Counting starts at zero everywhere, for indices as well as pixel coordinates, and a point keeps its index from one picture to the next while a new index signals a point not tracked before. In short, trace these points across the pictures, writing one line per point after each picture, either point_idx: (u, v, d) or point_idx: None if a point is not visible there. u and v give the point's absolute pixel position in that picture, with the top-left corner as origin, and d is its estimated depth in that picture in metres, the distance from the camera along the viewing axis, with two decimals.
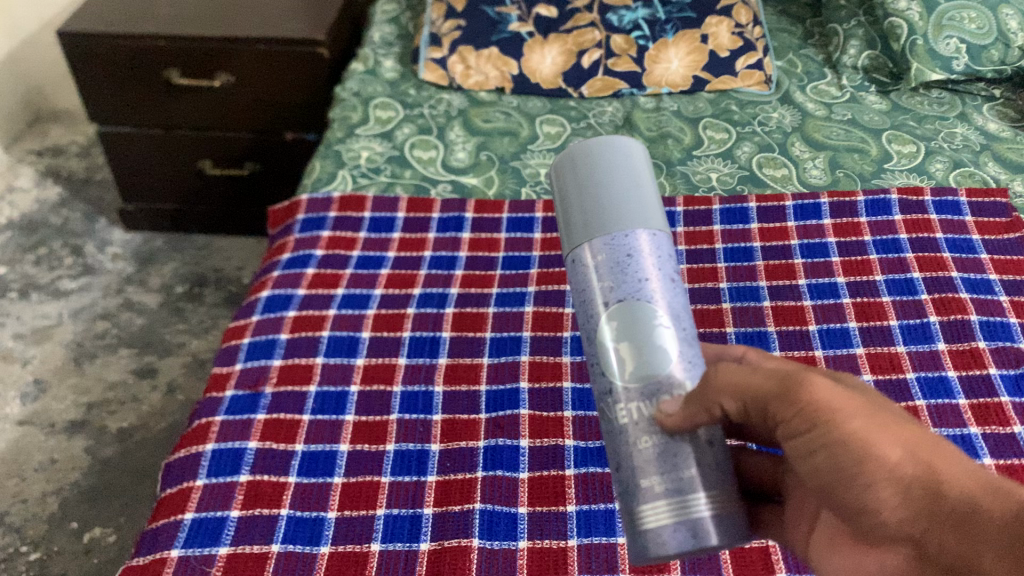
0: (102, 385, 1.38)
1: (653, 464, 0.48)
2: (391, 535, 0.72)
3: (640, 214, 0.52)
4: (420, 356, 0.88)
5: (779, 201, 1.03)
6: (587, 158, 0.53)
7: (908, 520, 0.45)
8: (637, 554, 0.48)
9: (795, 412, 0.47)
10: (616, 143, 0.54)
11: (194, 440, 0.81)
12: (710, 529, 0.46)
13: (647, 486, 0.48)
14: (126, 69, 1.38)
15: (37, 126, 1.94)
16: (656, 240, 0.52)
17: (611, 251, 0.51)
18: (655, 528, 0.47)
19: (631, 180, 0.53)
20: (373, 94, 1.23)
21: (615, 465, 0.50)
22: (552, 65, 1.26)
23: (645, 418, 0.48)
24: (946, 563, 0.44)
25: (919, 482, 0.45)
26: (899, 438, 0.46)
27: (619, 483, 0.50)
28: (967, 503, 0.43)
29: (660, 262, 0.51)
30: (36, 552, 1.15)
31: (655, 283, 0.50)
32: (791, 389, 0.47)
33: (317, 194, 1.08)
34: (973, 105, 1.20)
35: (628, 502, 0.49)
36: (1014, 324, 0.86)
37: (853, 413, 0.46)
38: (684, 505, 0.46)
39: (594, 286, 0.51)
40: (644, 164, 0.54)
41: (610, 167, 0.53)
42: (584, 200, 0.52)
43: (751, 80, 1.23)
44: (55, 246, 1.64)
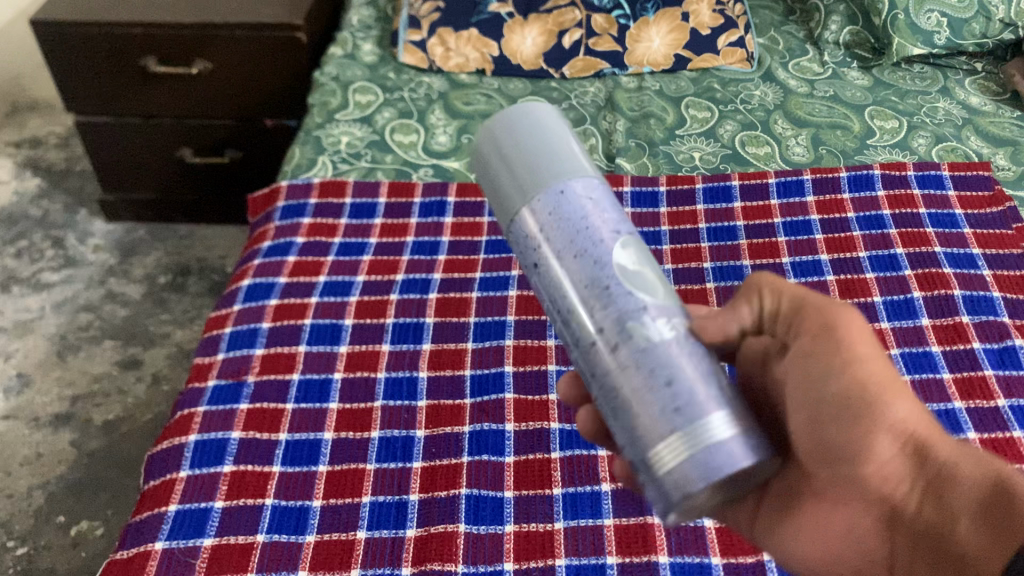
0: (87, 377, 1.37)
1: (679, 390, 0.44)
2: (377, 523, 0.72)
3: (577, 164, 0.51)
4: (404, 342, 0.87)
5: (762, 178, 1.02)
6: (507, 127, 0.52)
7: (893, 479, 0.52)
8: (672, 500, 0.44)
9: (820, 330, 0.51)
10: (523, 105, 0.53)
11: (176, 432, 0.80)
12: (743, 448, 0.44)
13: (674, 416, 0.44)
14: (103, 58, 1.36)
15: (15, 117, 1.92)
16: (591, 184, 0.50)
17: (576, 198, 0.49)
18: (692, 456, 0.43)
19: (556, 135, 0.52)
20: (352, 77, 1.22)
21: (625, 412, 0.46)
22: (532, 46, 1.25)
23: (630, 359, 0.46)
24: (918, 524, 0.51)
25: (914, 444, 0.51)
26: (906, 396, 0.51)
27: (635, 431, 0.45)
28: (948, 471, 0.51)
29: (599, 204, 0.50)
30: (24, 546, 1.14)
31: (625, 225, 0.50)
32: (827, 309, 0.52)
33: (297, 180, 1.07)
34: (956, 79, 1.19)
35: (653, 443, 0.44)
36: (997, 297, 0.86)
37: (874, 354, 0.51)
38: (693, 435, 0.43)
39: (567, 235, 0.48)
40: (558, 119, 0.53)
41: (535, 128, 0.52)
42: (521, 165, 0.51)
43: (733, 57, 1.23)
44: (36, 238, 1.62)
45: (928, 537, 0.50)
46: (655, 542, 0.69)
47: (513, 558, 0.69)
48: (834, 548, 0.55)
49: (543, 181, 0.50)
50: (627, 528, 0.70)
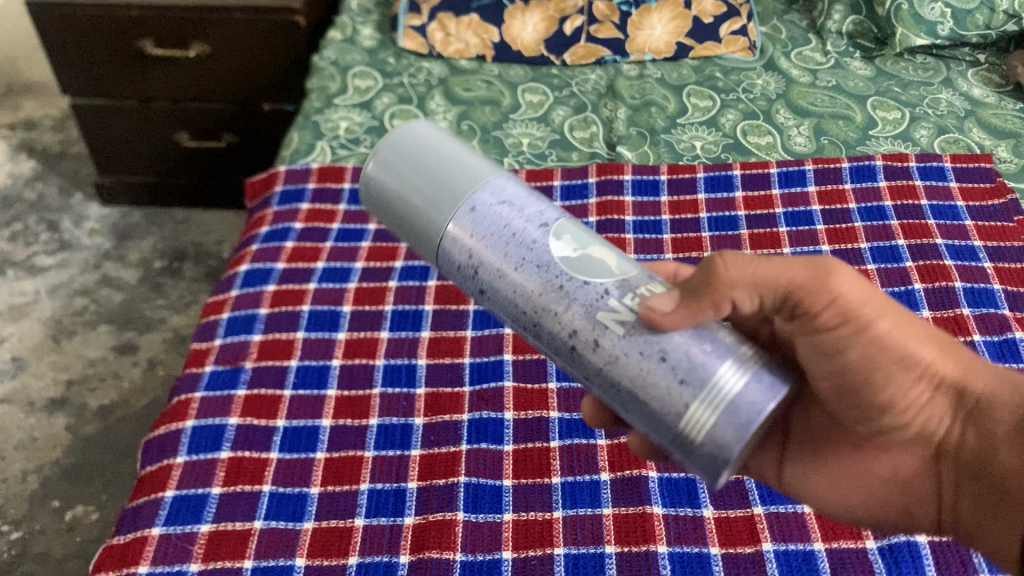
0: (82, 362, 1.36)
1: (674, 362, 0.44)
2: (375, 510, 0.72)
3: (475, 171, 0.51)
4: (403, 329, 0.87)
5: (764, 168, 1.02)
6: (397, 161, 0.53)
7: (930, 418, 0.52)
8: (723, 460, 0.43)
9: (826, 305, 0.48)
10: (404, 134, 0.54)
11: (173, 418, 0.79)
12: (758, 387, 0.43)
13: (682, 387, 0.44)
14: (98, 40, 1.34)
15: (10, 99, 1.90)
16: (490, 189, 0.50)
17: (486, 209, 0.50)
18: (713, 419, 0.43)
19: (444, 151, 0.52)
20: (351, 62, 1.21)
21: (636, 405, 0.45)
22: (533, 32, 1.24)
23: (612, 358, 0.45)
24: (965, 456, 0.51)
25: (949, 381, 0.51)
26: (927, 338, 0.51)
27: (654, 418, 0.45)
28: (988, 400, 0.50)
29: (504, 209, 0.49)
30: (18, 531, 1.14)
31: (548, 212, 0.50)
32: (821, 278, 0.48)
33: (296, 165, 1.06)
34: (958, 70, 1.19)
35: (673, 422, 0.44)
36: (998, 290, 0.86)
37: (883, 310, 0.49)
38: (704, 403, 0.43)
39: (495, 249, 0.49)
40: (441, 134, 0.54)
41: (425, 150, 0.53)
42: (423, 192, 0.51)
43: (735, 46, 1.22)
44: (31, 222, 1.61)
45: (971, 467, 0.51)
46: (654, 531, 0.69)
47: (511, 547, 0.69)
48: (884, 491, 0.56)
49: (444, 201, 0.51)
50: (626, 517, 0.70)
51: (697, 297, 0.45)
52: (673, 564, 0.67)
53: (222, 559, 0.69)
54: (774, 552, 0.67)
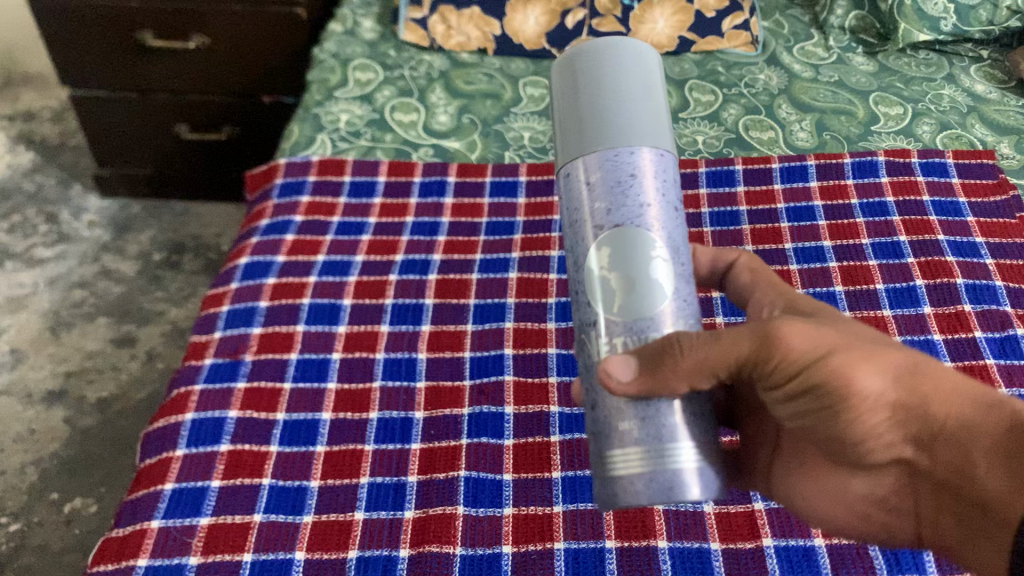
0: (81, 354, 1.36)
1: (617, 411, 0.46)
2: (374, 504, 0.72)
3: (647, 132, 0.50)
4: (404, 323, 0.87)
5: (766, 163, 1.01)
6: (605, 61, 0.51)
7: (897, 441, 0.51)
8: (604, 503, 0.47)
9: (775, 367, 0.48)
10: (631, 50, 0.51)
11: (173, 410, 0.79)
12: (691, 482, 0.44)
13: (630, 432, 0.46)
14: (98, 32, 1.33)
15: (8, 90, 1.89)
16: (608, 161, 0.49)
17: (615, 168, 0.49)
18: (634, 472, 0.45)
19: (642, 92, 0.50)
20: (351, 55, 1.20)
21: (596, 412, 0.48)
22: (535, 26, 1.23)
23: (587, 372, 0.49)
24: (941, 474, 0.50)
25: (909, 409, 0.49)
26: (882, 366, 0.48)
27: (589, 437, 0.49)
28: (957, 426, 0.48)
29: (597, 189, 0.49)
30: (17, 523, 1.14)
31: (654, 210, 0.49)
32: (766, 346, 0.47)
33: (296, 158, 1.05)
34: (961, 66, 1.18)
35: (594, 450, 0.48)
36: (999, 287, 0.86)
37: (830, 353, 0.47)
38: (616, 458, 0.46)
39: (580, 208, 0.50)
40: (646, 72, 0.51)
41: (630, 75, 0.50)
42: (591, 106, 0.50)
43: (737, 41, 1.21)
44: (30, 213, 1.60)
45: (949, 485, 0.49)
46: (654, 526, 0.69)
47: (511, 541, 0.68)
48: (863, 509, 0.56)
49: (597, 127, 0.50)
50: (626, 512, 0.70)
51: (653, 366, 0.44)
52: (672, 560, 0.66)
53: (222, 552, 0.68)
54: (774, 548, 0.67)
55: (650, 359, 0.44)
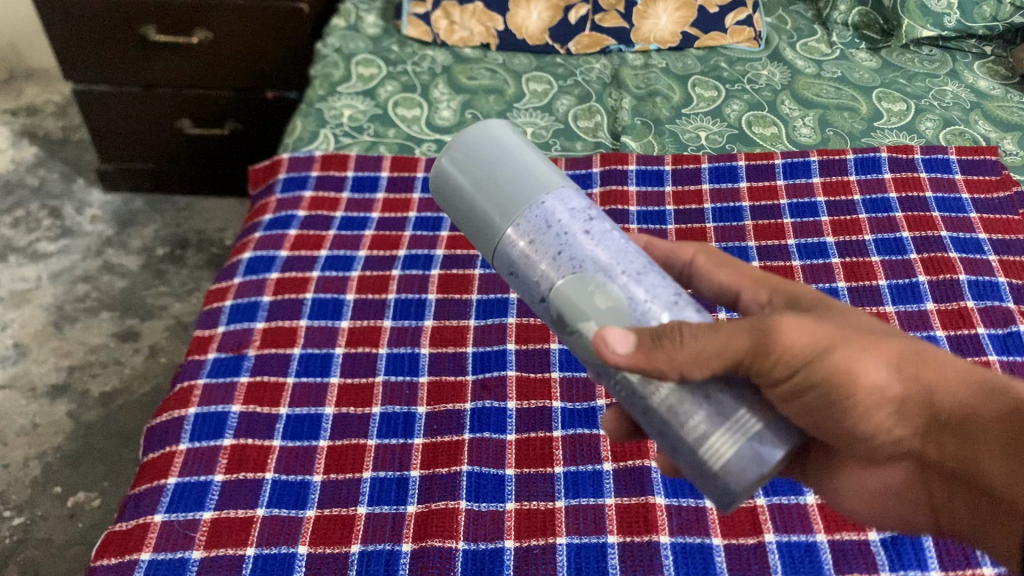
0: (84, 348, 1.36)
1: (682, 412, 0.45)
2: (378, 498, 0.72)
3: (536, 184, 0.50)
4: (406, 318, 0.87)
5: (769, 158, 1.01)
6: (466, 155, 0.52)
7: (906, 436, 0.49)
8: (726, 501, 0.44)
9: (775, 364, 0.43)
10: (478, 131, 0.53)
11: (176, 405, 0.79)
12: (771, 437, 0.44)
13: (701, 423, 0.44)
14: (101, 27, 1.33)
15: (12, 84, 1.89)
16: (525, 222, 0.49)
17: (528, 233, 0.49)
18: (731, 453, 0.43)
19: (518, 153, 0.52)
20: (354, 50, 1.20)
21: (659, 423, 0.46)
22: (538, 21, 1.23)
23: (631, 399, 0.47)
24: (951, 466, 0.48)
25: (913, 399, 0.47)
26: (883, 357, 0.47)
27: (671, 452, 0.47)
28: (961, 412, 0.46)
29: (533, 252, 0.49)
30: (20, 516, 1.14)
31: (581, 240, 0.48)
32: (764, 339, 0.44)
33: (299, 153, 1.06)
34: (964, 62, 1.18)
35: (684, 461, 0.46)
36: (1003, 283, 0.86)
37: (832, 347, 0.46)
38: (710, 450, 0.44)
39: (531, 280, 0.49)
40: (510, 137, 0.53)
41: (494, 151, 0.52)
42: (484, 199, 0.51)
43: (740, 36, 1.21)
44: (33, 208, 1.61)
45: (958, 476, 0.47)
46: (656, 521, 0.69)
47: (514, 536, 0.69)
48: (878, 505, 0.54)
49: (504, 200, 0.50)
50: (628, 508, 0.70)
51: (654, 343, 0.43)
52: (674, 554, 0.67)
53: (225, 546, 0.69)
54: (776, 544, 0.67)
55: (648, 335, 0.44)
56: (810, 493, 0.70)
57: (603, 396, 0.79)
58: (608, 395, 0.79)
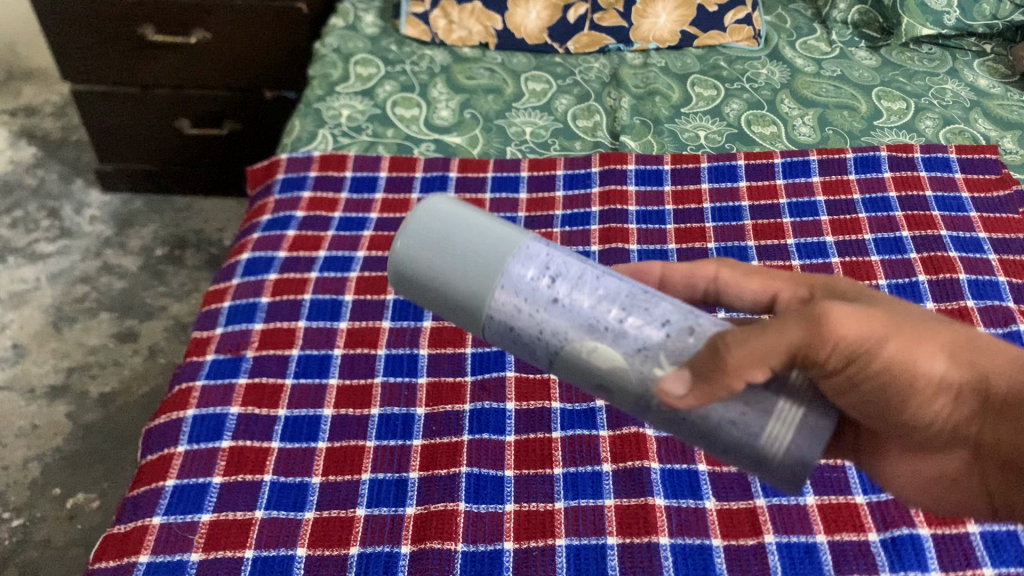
0: (83, 349, 1.36)
1: (731, 419, 0.46)
2: (376, 501, 0.72)
3: (493, 263, 0.48)
4: (405, 319, 0.87)
5: (768, 158, 1.01)
6: (412, 251, 0.49)
7: (960, 421, 0.46)
8: (796, 479, 0.47)
9: (830, 352, 0.43)
10: (418, 217, 0.50)
11: (174, 407, 0.79)
12: (817, 419, 0.46)
13: (751, 421, 0.46)
14: (98, 26, 1.33)
15: (10, 85, 1.89)
16: (508, 292, 0.47)
17: (505, 319, 0.48)
18: (791, 437, 0.45)
19: (466, 224, 0.49)
20: (353, 49, 1.20)
21: (705, 432, 0.47)
22: (537, 20, 1.23)
23: (670, 421, 0.48)
24: (1006, 454, 0.45)
25: (968, 383, 0.45)
26: (936, 345, 0.45)
27: (723, 455, 0.48)
28: (1015, 393, 0.44)
29: (529, 317, 0.47)
30: (19, 518, 1.14)
31: (556, 307, 0.47)
32: (818, 328, 0.42)
33: (297, 153, 1.05)
34: (964, 61, 1.18)
35: (741, 458, 0.48)
36: (1003, 282, 0.86)
37: (886, 339, 0.44)
38: (772, 440, 0.46)
39: (535, 343, 0.48)
40: (450, 209, 0.50)
41: (439, 238, 0.49)
42: (456, 281, 0.48)
43: (740, 35, 1.21)
44: (31, 208, 1.60)
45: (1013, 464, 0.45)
46: (656, 522, 0.69)
47: (513, 537, 0.69)
48: (935, 495, 0.50)
49: (476, 278, 0.48)
50: (627, 509, 0.70)
51: (708, 378, 0.43)
52: (674, 556, 0.66)
53: (224, 548, 0.68)
54: (777, 544, 0.67)
55: (699, 371, 0.44)
56: (810, 493, 0.70)
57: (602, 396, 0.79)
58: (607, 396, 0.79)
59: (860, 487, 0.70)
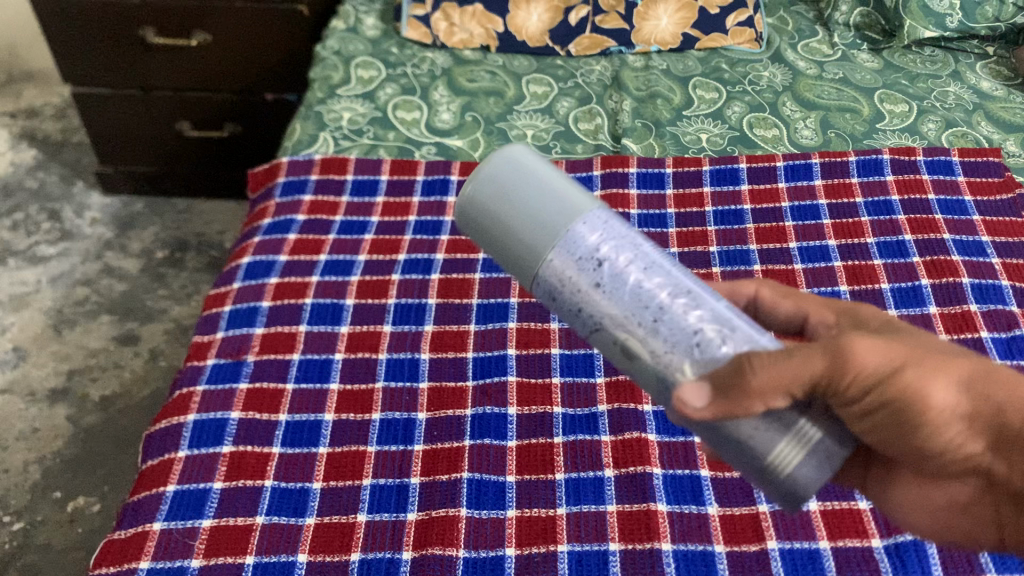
0: (83, 352, 1.36)
1: (745, 431, 0.45)
2: (377, 506, 0.71)
3: (547, 231, 0.48)
4: (406, 323, 0.86)
5: (770, 161, 1.01)
6: (477, 195, 0.50)
7: (973, 453, 0.47)
8: (797, 500, 0.46)
9: (849, 384, 0.43)
10: (496, 159, 0.50)
11: (175, 411, 0.79)
12: (832, 444, 0.45)
13: (762, 438, 0.45)
14: (100, 29, 1.33)
15: (11, 87, 1.89)
16: (561, 258, 0.48)
17: (549, 287, 0.49)
18: (800, 461, 0.45)
19: (539, 178, 0.49)
20: (354, 52, 1.20)
21: (717, 439, 0.47)
22: (538, 23, 1.22)
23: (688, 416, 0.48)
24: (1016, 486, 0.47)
25: (983, 416, 0.46)
26: (950, 376, 0.45)
27: (731, 462, 0.48)
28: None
29: (575, 289, 0.48)
30: (19, 522, 1.14)
31: (597, 292, 0.47)
32: (841, 361, 0.43)
33: (298, 157, 1.05)
34: (966, 63, 1.17)
35: (746, 469, 0.47)
36: (1006, 287, 0.85)
37: (902, 368, 0.45)
38: (780, 461, 0.45)
39: (576, 313, 0.49)
40: (528, 159, 0.50)
41: (503, 190, 0.49)
42: (513, 233, 0.49)
43: (741, 37, 1.20)
44: (32, 211, 1.60)
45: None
46: (658, 528, 0.69)
47: (514, 544, 0.68)
48: (936, 518, 0.52)
49: (534, 235, 0.48)
50: (630, 515, 0.70)
51: (730, 394, 0.44)
52: (677, 563, 0.66)
53: (224, 554, 0.68)
54: (779, 551, 0.67)
55: (723, 383, 0.44)
56: (813, 500, 0.70)
57: (604, 401, 0.78)
58: (609, 401, 0.78)
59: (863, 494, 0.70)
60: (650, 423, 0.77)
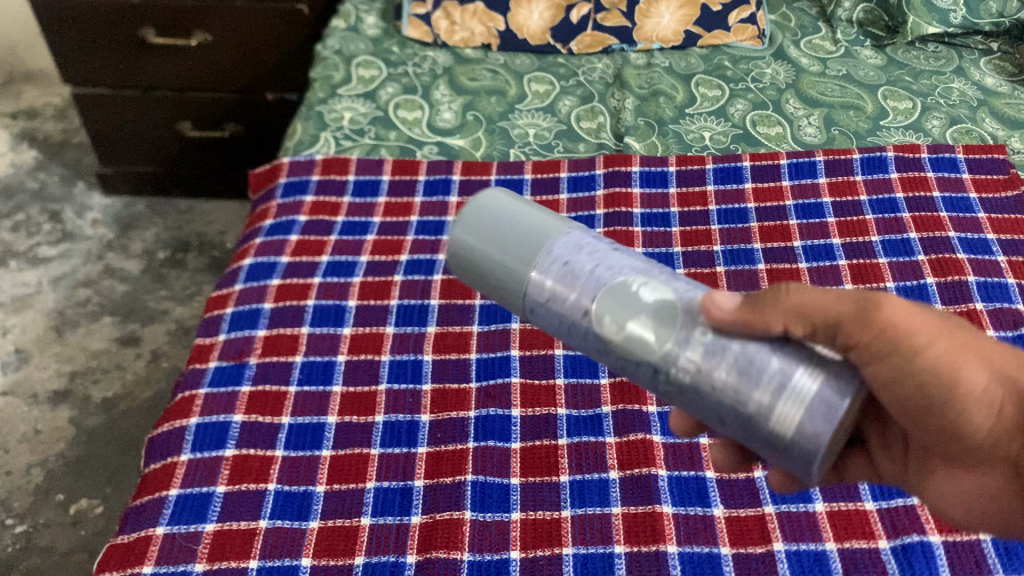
0: (85, 353, 1.36)
1: (750, 372, 0.43)
2: (381, 510, 0.71)
3: (552, 226, 0.50)
4: (409, 324, 0.86)
5: (774, 159, 1.00)
6: (476, 222, 0.52)
7: (1001, 435, 0.47)
8: (813, 449, 0.42)
9: (877, 336, 0.44)
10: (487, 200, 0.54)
11: (177, 415, 0.79)
12: (836, 387, 0.42)
13: (767, 375, 0.43)
14: (99, 30, 1.33)
15: (11, 87, 1.88)
16: (570, 242, 0.49)
17: (556, 268, 0.48)
18: (809, 398, 0.42)
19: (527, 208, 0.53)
20: (355, 51, 1.19)
21: (721, 388, 0.44)
22: (540, 20, 1.22)
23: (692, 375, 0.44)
24: None
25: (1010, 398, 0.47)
26: (978, 355, 0.47)
27: (739, 423, 0.44)
28: None
29: (587, 262, 0.48)
30: (22, 524, 1.14)
31: (599, 265, 0.47)
32: (870, 307, 0.45)
33: (299, 157, 1.05)
34: (971, 59, 1.17)
35: (756, 426, 0.43)
36: (1012, 284, 0.85)
37: (934, 340, 0.46)
38: (790, 398, 0.42)
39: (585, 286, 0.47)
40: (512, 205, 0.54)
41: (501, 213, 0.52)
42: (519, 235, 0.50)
43: (744, 35, 1.20)
44: (33, 212, 1.60)
45: None
46: (663, 530, 0.68)
47: (518, 547, 0.68)
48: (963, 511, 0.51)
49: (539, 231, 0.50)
50: (635, 517, 0.69)
51: (757, 305, 0.44)
52: (683, 565, 0.66)
53: (228, 559, 0.68)
54: (785, 552, 0.66)
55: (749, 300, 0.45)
56: (819, 501, 0.69)
57: (609, 402, 0.78)
58: (613, 402, 0.78)
59: (870, 494, 0.69)
60: (655, 424, 0.76)
